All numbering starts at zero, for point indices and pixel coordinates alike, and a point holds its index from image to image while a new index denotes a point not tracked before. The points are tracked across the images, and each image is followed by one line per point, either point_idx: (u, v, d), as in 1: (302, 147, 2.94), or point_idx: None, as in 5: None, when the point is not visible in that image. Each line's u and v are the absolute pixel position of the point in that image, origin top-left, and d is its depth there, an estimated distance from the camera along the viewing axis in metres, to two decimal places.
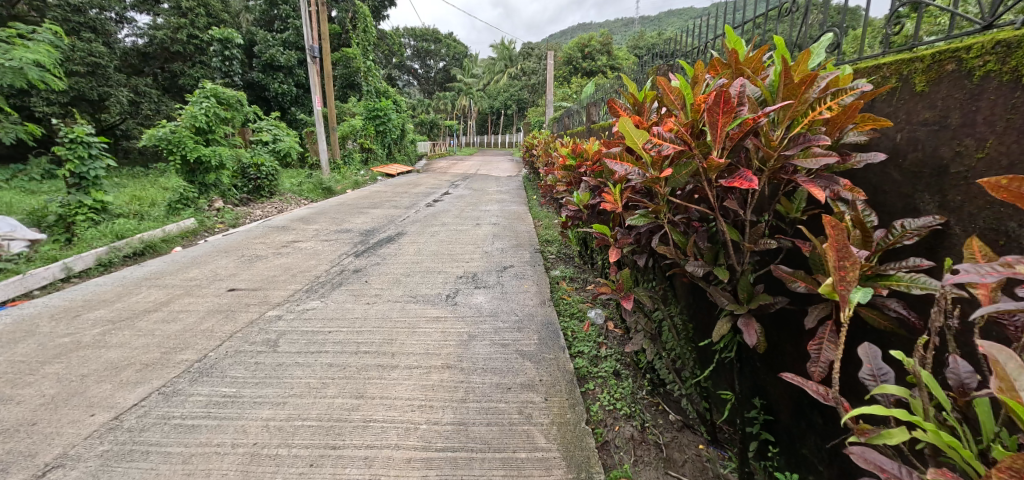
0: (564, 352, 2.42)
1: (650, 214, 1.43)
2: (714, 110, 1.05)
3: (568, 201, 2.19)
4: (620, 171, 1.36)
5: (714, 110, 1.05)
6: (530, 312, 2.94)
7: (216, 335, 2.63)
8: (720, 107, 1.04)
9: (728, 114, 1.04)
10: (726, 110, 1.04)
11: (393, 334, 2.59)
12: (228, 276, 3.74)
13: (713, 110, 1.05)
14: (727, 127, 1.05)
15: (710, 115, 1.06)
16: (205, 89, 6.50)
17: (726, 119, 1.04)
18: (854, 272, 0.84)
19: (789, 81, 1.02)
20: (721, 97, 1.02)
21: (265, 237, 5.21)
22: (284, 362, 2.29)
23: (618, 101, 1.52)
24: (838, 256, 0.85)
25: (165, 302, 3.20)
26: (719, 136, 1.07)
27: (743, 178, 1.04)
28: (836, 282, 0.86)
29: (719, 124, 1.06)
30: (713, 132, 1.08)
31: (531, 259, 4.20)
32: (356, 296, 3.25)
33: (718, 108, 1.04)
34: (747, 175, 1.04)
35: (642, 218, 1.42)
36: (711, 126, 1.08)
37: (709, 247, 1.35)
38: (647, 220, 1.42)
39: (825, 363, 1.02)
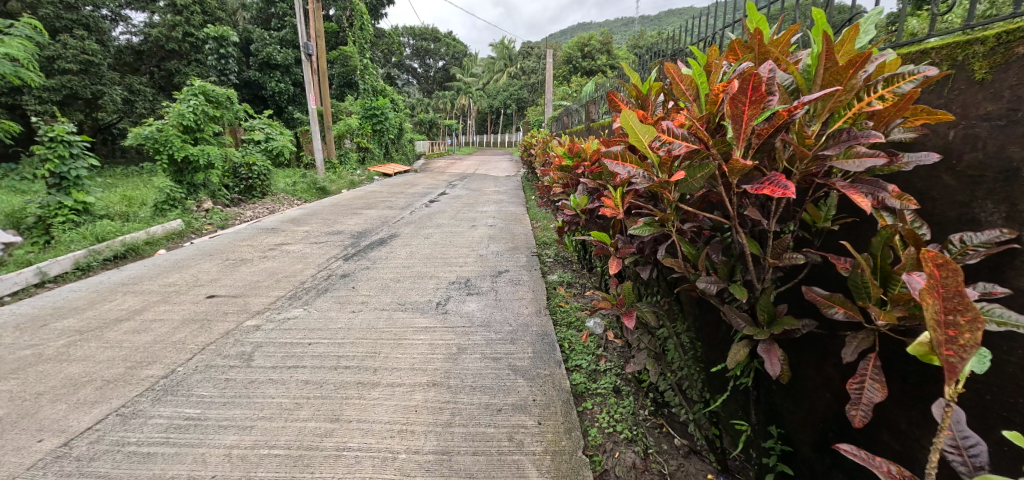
0: (560, 367, 2.25)
1: (656, 223, 1.26)
2: (739, 101, 0.87)
3: (565, 205, 2.01)
4: (622, 173, 1.18)
5: (738, 99, 0.87)
6: (526, 321, 2.77)
7: (187, 348, 2.46)
8: (746, 96, 0.86)
9: (757, 106, 0.86)
10: (754, 100, 0.86)
11: (377, 346, 2.42)
12: (209, 281, 3.57)
13: (738, 101, 0.87)
14: (754, 121, 0.88)
15: (734, 106, 0.88)
16: (193, 86, 6.34)
17: (754, 111, 0.86)
18: (969, 332, 0.63)
19: (832, 66, 0.85)
20: (750, 83, 0.84)
21: (253, 239, 5.04)
22: (257, 378, 2.12)
23: (618, 94, 1.34)
24: (944, 306, 0.66)
25: (140, 310, 3.03)
26: (744, 134, 0.89)
27: (775, 183, 0.86)
28: (941, 345, 0.66)
29: (743, 117, 0.89)
30: (736, 127, 0.91)
31: (527, 263, 4.02)
32: (342, 303, 3.07)
33: (744, 97, 0.86)
34: (779, 180, 0.86)
35: (648, 227, 1.24)
36: (734, 120, 0.90)
37: (725, 261, 1.18)
38: (652, 229, 1.24)
39: (869, 406, 0.87)
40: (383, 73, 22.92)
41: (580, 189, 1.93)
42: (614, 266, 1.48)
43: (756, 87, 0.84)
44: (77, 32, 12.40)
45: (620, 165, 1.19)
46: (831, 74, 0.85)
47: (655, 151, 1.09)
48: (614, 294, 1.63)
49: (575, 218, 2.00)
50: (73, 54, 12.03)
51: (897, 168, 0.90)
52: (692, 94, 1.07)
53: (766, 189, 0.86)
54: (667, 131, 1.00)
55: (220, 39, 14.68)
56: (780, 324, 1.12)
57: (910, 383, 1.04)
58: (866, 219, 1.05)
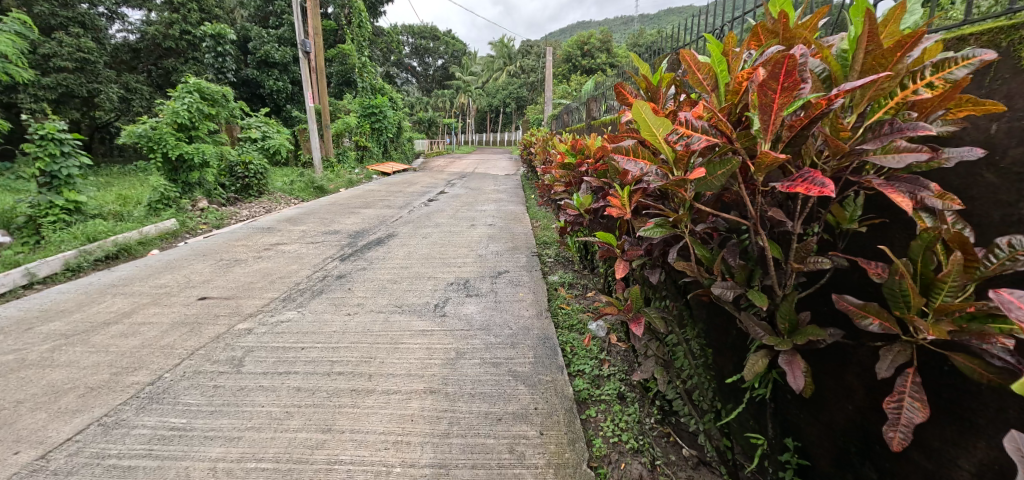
0: (562, 372, 2.16)
1: (668, 224, 1.17)
2: (769, 88, 0.79)
3: (567, 204, 1.92)
4: (633, 171, 1.09)
5: (769, 85, 0.79)
6: (526, 324, 2.68)
7: (176, 352, 2.37)
8: (778, 82, 0.78)
9: (790, 93, 0.78)
10: (786, 86, 0.78)
11: (372, 351, 2.33)
12: (201, 283, 3.48)
13: (769, 88, 0.79)
14: (785, 110, 0.80)
15: (764, 93, 0.80)
16: (188, 84, 6.25)
17: (787, 98, 0.78)
18: None
19: (874, 50, 0.78)
20: (784, 66, 0.76)
21: (248, 239, 4.95)
22: (247, 385, 2.03)
23: (626, 86, 1.25)
24: None
25: (129, 312, 2.94)
26: (772, 125, 0.82)
27: (809, 181, 0.78)
28: None
29: (773, 106, 0.81)
30: (764, 118, 0.83)
31: (527, 263, 3.94)
32: (337, 306, 2.99)
33: (776, 83, 0.78)
34: (813, 177, 0.78)
35: (659, 228, 1.16)
36: (762, 109, 0.82)
37: (742, 265, 1.09)
38: (664, 231, 1.16)
39: (908, 427, 0.80)
40: (382, 72, 22.81)
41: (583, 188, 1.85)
42: (621, 268, 1.40)
43: (790, 72, 0.76)
44: (72, 29, 12.28)
45: (630, 162, 1.10)
46: (873, 58, 0.78)
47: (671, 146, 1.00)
48: (619, 298, 1.54)
49: (578, 218, 1.91)
50: (69, 51, 11.91)
51: (938, 165, 0.82)
52: (710, 84, 1.00)
53: (799, 186, 0.78)
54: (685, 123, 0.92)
55: (217, 37, 14.56)
56: (803, 334, 1.04)
57: (945, 398, 0.96)
58: (898, 219, 0.97)
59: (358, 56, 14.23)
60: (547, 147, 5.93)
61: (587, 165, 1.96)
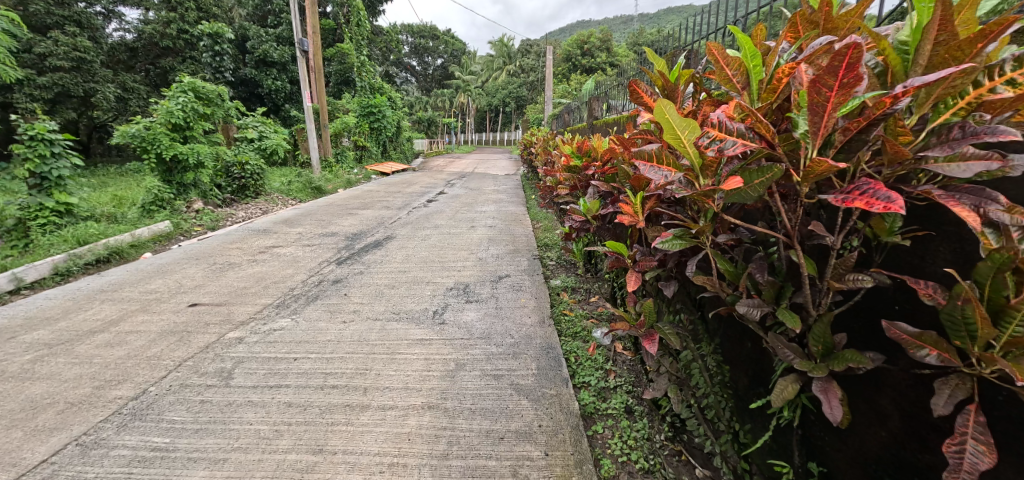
0: (567, 385, 2.06)
1: (689, 236, 1.07)
2: (823, 85, 0.71)
3: (573, 209, 1.81)
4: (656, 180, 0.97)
5: (826, 81, 0.71)
6: (528, 332, 2.58)
7: (162, 364, 2.27)
8: (835, 78, 0.70)
9: (848, 90, 0.70)
10: (845, 83, 0.70)
11: (368, 362, 2.23)
12: (193, 288, 3.37)
13: (823, 84, 0.71)
14: (840, 111, 0.72)
15: (816, 91, 0.72)
16: (182, 83, 6.14)
17: (845, 97, 0.70)
18: None
19: (948, 40, 0.69)
20: (847, 59, 0.68)
21: (243, 241, 4.84)
22: (235, 400, 1.93)
23: (642, 83, 1.15)
24: None
25: (117, 320, 2.84)
26: (824, 130, 0.74)
27: (870, 194, 0.70)
28: None
29: (827, 107, 0.73)
30: (814, 121, 0.75)
31: (529, 267, 3.83)
32: (332, 313, 2.88)
33: (834, 79, 0.70)
34: (875, 191, 0.70)
35: (679, 241, 1.06)
36: (814, 111, 0.74)
37: (771, 281, 0.99)
38: (684, 244, 1.06)
39: (972, 475, 0.70)
40: (382, 71, 22.69)
41: (592, 192, 1.75)
42: (634, 281, 1.29)
43: (853, 66, 0.68)
44: (68, 28, 12.15)
45: (650, 169, 0.99)
46: (947, 50, 0.70)
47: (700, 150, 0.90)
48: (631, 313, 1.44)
49: (584, 224, 1.80)
50: (65, 51, 11.79)
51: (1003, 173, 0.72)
52: (741, 81, 0.92)
53: (859, 200, 0.70)
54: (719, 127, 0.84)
55: (214, 36, 14.43)
56: (840, 360, 0.93)
57: None
58: (945, 228, 0.86)
59: (357, 55, 14.11)
60: (549, 148, 5.83)
61: (594, 168, 1.85)
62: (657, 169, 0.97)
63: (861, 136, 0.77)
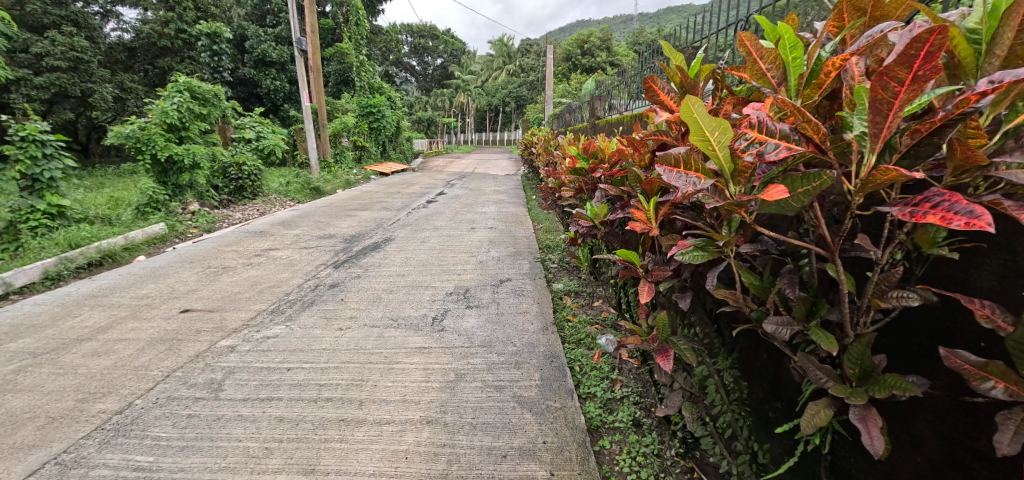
0: (572, 397, 1.97)
1: (712, 246, 0.97)
2: (893, 79, 0.64)
3: (580, 214, 1.72)
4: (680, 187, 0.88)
5: (896, 74, 0.64)
6: (531, 340, 2.49)
7: (150, 375, 2.18)
8: (908, 70, 0.63)
9: (920, 85, 0.63)
10: (919, 76, 0.63)
11: (364, 372, 2.14)
12: (186, 293, 3.28)
13: (893, 77, 0.64)
14: (908, 110, 0.65)
15: (883, 85, 0.65)
16: (178, 82, 6.04)
17: (916, 92, 0.63)
18: None
19: None
20: (926, 48, 0.60)
21: (239, 244, 4.75)
22: (224, 414, 1.84)
23: (658, 80, 1.09)
24: None
25: (105, 327, 2.74)
26: (888, 131, 0.67)
27: (945, 207, 0.63)
28: None
29: (894, 104, 0.66)
30: (877, 121, 0.68)
31: (531, 270, 3.74)
32: (328, 319, 2.78)
33: (906, 71, 0.63)
34: (951, 203, 0.63)
35: (700, 252, 0.98)
36: (876, 107, 0.67)
37: (803, 297, 0.89)
38: (707, 255, 0.97)
39: None
40: (381, 71, 22.58)
41: (600, 196, 1.66)
42: (647, 292, 1.19)
43: (932, 55, 0.61)
44: (65, 28, 12.05)
45: (673, 174, 0.90)
46: None
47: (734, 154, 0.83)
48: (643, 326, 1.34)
49: (591, 230, 1.72)
50: (61, 51, 11.69)
51: None
52: (777, 75, 0.88)
53: (932, 215, 0.64)
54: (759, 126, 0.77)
55: (213, 36, 14.32)
56: (882, 386, 0.83)
57: None
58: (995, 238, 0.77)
59: (356, 55, 14.01)
60: (550, 148, 5.75)
61: (601, 171, 1.77)
62: (682, 174, 0.89)
63: (933, 138, 0.70)
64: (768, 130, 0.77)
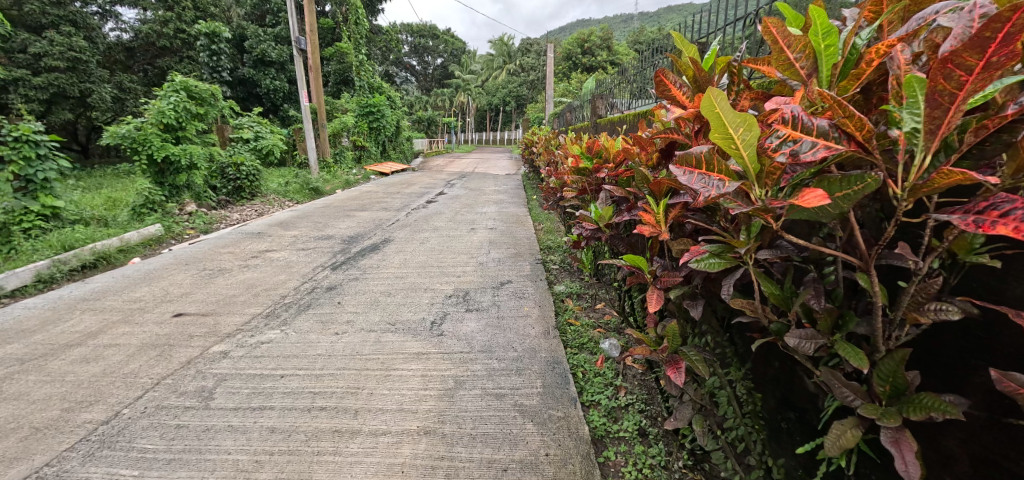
0: (575, 405, 1.90)
1: (729, 254, 0.91)
2: (960, 66, 0.59)
3: (584, 216, 1.64)
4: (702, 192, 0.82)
5: (965, 61, 0.58)
6: (532, 344, 2.42)
7: (139, 382, 2.12)
8: (980, 56, 0.58)
9: (992, 73, 0.58)
10: (991, 63, 0.57)
11: (360, 379, 2.07)
12: (180, 296, 3.22)
13: (961, 64, 0.59)
14: (972, 102, 0.60)
15: (947, 75, 0.60)
16: (174, 82, 5.97)
17: (986, 81, 0.58)
18: None
19: None
20: (1004, 30, 0.55)
21: (235, 245, 4.69)
22: (214, 425, 1.78)
23: (669, 74, 1.04)
24: None
25: (96, 332, 2.68)
26: (948, 127, 0.62)
27: (1014, 216, 0.57)
28: None
29: (956, 97, 0.61)
30: (936, 115, 0.63)
31: (532, 272, 3.67)
32: (324, 323, 2.71)
33: (978, 57, 0.58)
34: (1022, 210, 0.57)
35: (716, 259, 0.91)
36: (937, 100, 0.62)
37: (829, 309, 0.82)
38: (723, 263, 0.91)
39: None
40: (381, 71, 22.52)
41: (605, 197, 1.58)
42: (656, 300, 1.13)
43: (1011, 38, 0.54)
44: (63, 27, 11.98)
45: (695, 176, 0.85)
46: None
47: (765, 153, 0.76)
48: (652, 335, 1.27)
49: (595, 233, 1.64)
50: (60, 51, 11.64)
51: None
52: (806, 66, 0.82)
53: (1003, 224, 0.57)
54: (794, 122, 0.70)
55: (212, 35, 14.26)
56: (917, 406, 0.76)
57: None
58: None
59: (356, 54, 13.93)
60: (551, 147, 5.68)
61: (606, 171, 1.69)
62: (703, 177, 0.84)
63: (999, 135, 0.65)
64: (804, 126, 0.70)
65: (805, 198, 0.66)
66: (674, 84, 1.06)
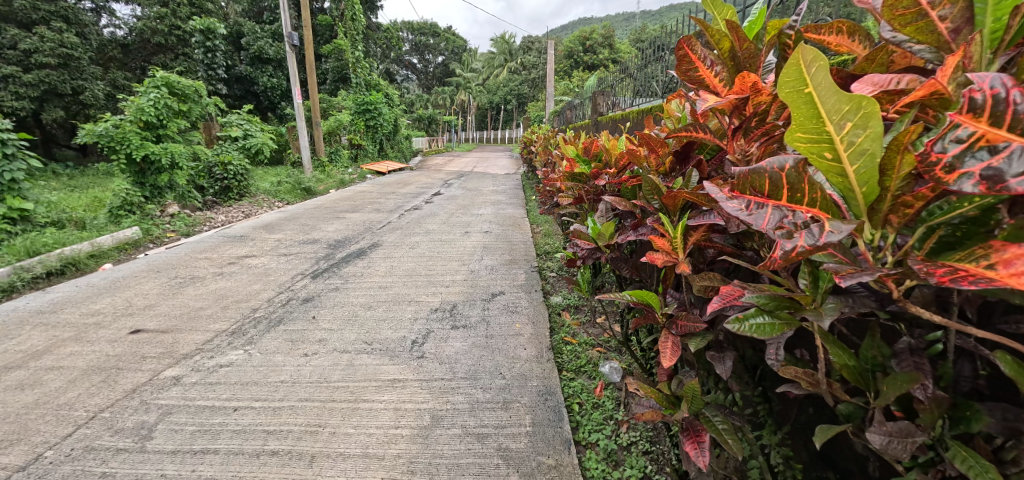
0: (569, 450, 1.63)
1: (790, 314, 0.66)
2: None
3: (578, 232, 1.35)
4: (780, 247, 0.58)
5: None
6: (521, 370, 2.15)
7: (73, 417, 1.86)
8: None
9: None
10: None
11: (323, 414, 1.80)
12: (142, 309, 2.96)
13: None
14: None
15: None
16: (155, 77, 5.70)
17: None
18: None
19: None
20: None
21: (214, 250, 4.42)
22: (145, 474, 1.52)
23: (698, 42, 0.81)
24: None
25: (40, 352, 2.41)
26: None
27: None
28: None
29: None
30: None
31: (526, 281, 3.40)
32: (294, 342, 2.44)
33: None
34: None
35: (766, 320, 0.67)
36: None
37: (934, 399, 0.56)
38: (775, 325, 0.67)
39: None
40: (380, 68, 22.21)
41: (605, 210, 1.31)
42: (673, 353, 0.86)
43: None
44: (54, 23, 11.71)
45: (768, 213, 0.61)
46: None
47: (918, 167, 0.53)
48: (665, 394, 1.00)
49: (595, 253, 1.34)
50: (51, 47, 11.37)
51: None
52: (952, 14, 0.59)
53: None
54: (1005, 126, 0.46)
55: (207, 32, 13.99)
56: None
57: None
58: None
59: (352, 51, 13.65)
60: (549, 147, 5.40)
61: (605, 177, 1.42)
62: (782, 212, 0.61)
63: None
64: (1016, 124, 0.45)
65: (1014, 265, 0.46)
66: (702, 60, 0.83)
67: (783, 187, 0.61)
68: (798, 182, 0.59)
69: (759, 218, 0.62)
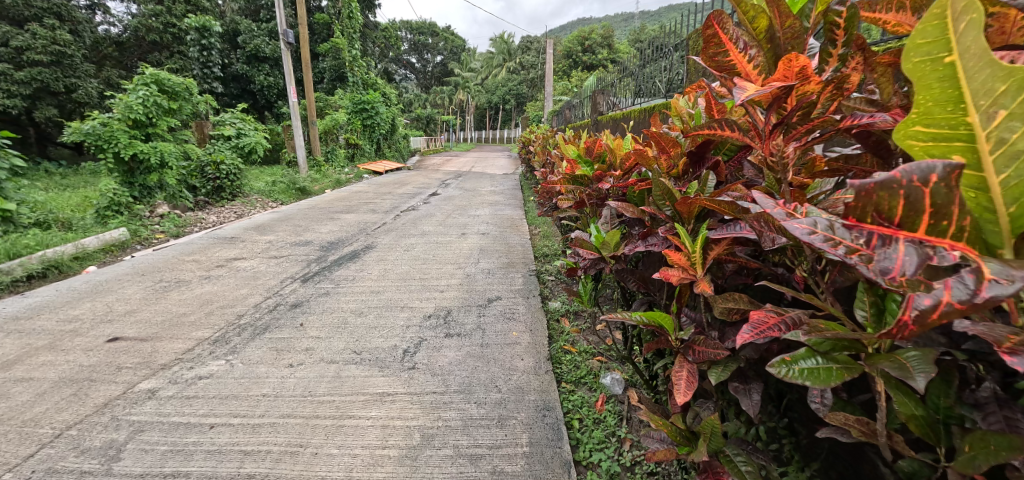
0: (569, 473, 1.52)
1: (849, 361, 0.57)
2: None
3: (580, 240, 1.24)
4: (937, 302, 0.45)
5: None
6: (518, 382, 2.04)
7: (38, 434, 1.74)
8: None
9: None
10: None
11: (305, 433, 1.68)
12: (122, 315, 2.83)
13: None
14: None
15: None
16: (144, 75, 5.57)
17: None
18: None
19: None
20: None
21: (202, 252, 4.29)
22: None
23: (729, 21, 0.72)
24: None
25: (11, 362, 2.28)
26: None
27: None
28: None
29: None
30: None
31: (524, 286, 3.28)
32: (279, 352, 2.31)
33: None
34: None
35: (818, 362, 0.58)
36: None
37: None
38: (832, 369, 0.57)
39: None
40: (378, 67, 22.09)
41: (610, 217, 1.20)
42: (688, 389, 0.75)
43: None
44: (47, 21, 11.54)
45: (901, 255, 0.48)
46: None
47: None
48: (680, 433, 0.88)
49: (598, 264, 1.22)
50: (43, 44, 11.20)
51: None
52: None
53: None
54: None
55: (202, 29, 13.85)
56: None
57: None
58: None
59: (349, 49, 13.52)
60: (548, 147, 5.28)
61: (609, 180, 1.30)
62: (922, 250, 0.48)
63: None
64: None
65: None
66: (734, 42, 0.73)
67: (922, 211, 0.48)
68: (948, 204, 0.46)
69: (888, 260, 0.49)
